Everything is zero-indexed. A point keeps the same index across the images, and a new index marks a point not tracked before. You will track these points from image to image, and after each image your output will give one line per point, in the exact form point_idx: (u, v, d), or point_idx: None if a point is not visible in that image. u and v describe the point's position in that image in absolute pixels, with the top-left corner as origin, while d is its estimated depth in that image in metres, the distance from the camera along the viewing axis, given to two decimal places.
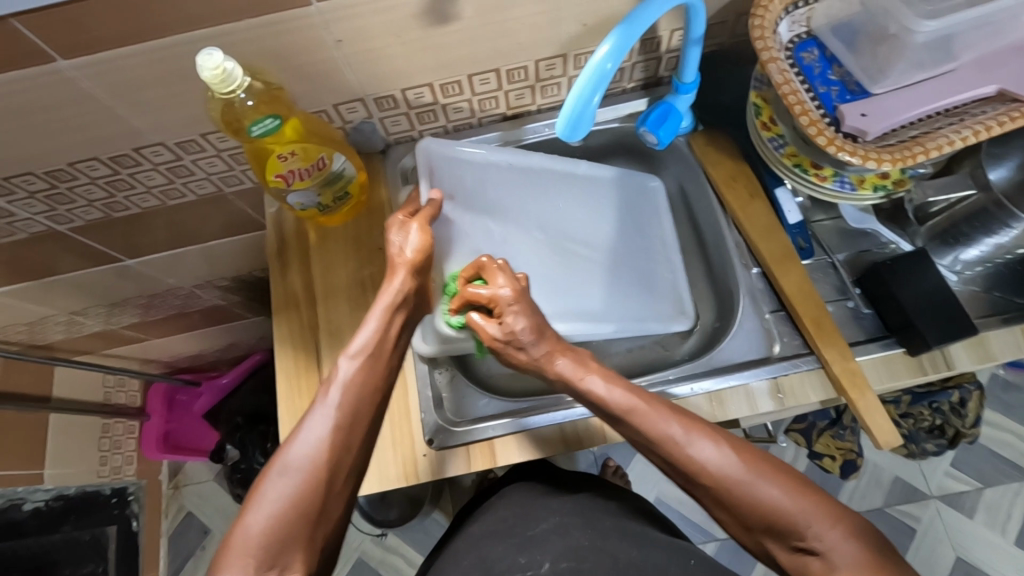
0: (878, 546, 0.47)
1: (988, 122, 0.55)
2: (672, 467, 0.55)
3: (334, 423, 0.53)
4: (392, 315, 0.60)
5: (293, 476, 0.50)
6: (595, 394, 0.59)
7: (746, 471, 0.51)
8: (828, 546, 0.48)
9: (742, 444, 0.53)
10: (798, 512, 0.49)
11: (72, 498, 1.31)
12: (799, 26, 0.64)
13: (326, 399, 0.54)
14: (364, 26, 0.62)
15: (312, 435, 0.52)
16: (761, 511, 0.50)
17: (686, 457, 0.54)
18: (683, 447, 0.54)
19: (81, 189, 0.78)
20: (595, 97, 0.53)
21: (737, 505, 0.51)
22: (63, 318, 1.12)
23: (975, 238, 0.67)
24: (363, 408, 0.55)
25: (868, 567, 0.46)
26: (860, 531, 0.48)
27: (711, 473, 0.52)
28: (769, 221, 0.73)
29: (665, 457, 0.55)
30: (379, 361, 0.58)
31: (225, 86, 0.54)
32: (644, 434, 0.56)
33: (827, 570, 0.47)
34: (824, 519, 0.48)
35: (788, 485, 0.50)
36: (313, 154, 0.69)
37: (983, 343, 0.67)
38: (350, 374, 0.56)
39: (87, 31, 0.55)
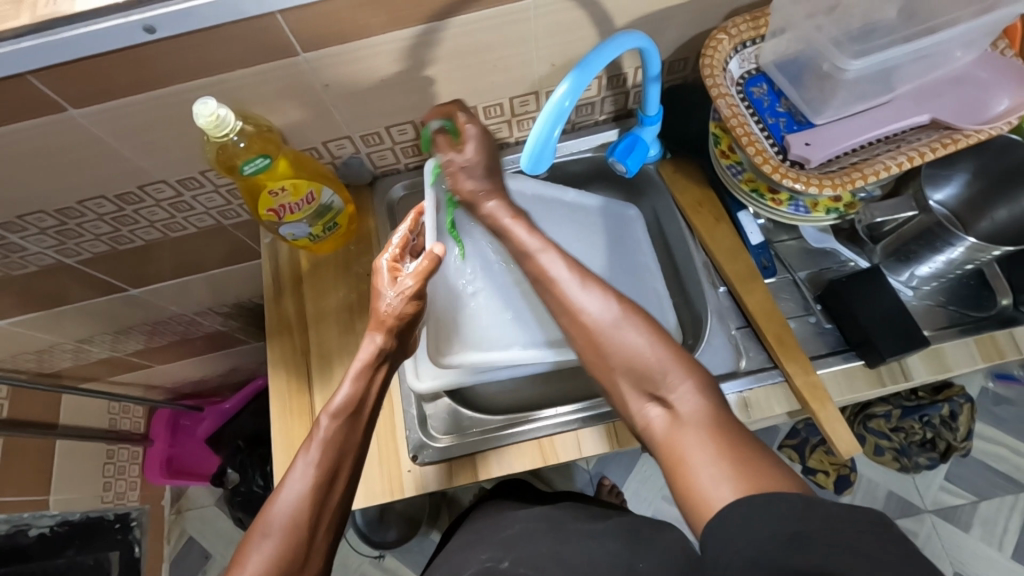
0: (723, 404, 0.47)
1: (922, 148, 0.60)
2: (557, 306, 0.56)
3: (312, 481, 0.57)
4: (370, 372, 0.65)
5: (274, 536, 0.54)
6: (527, 247, 0.60)
7: (617, 318, 0.52)
8: (677, 397, 0.48)
9: (625, 298, 0.54)
10: (658, 364, 0.49)
11: (76, 524, 1.37)
12: (748, 63, 0.69)
13: (307, 458, 0.58)
14: (348, 72, 0.67)
15: (292, 494, 0.56)
16: (627, 358, 0.51)
17: (568, 299, 0.55)
18: (569, 291, 0.55)
19: (89, 225, 0.84)
20: (555, 131, 0.57)
21: (606, 353, 0.52)
22: (70, 346, 1.17)
23: (925, 256, 0.71)
24: (342, 464, 0.59)
25: (711, 421, 0.46)
26: (708, 388, 0.48)
27: (586, 318, 0.53)
28: (733, 242, 0.77)
29: (553, 295, 0.57)
30: (359, 418, 0.62)
31: (219, 131, 0.59)
32: (540, 272, 0.58)
33: (668, 424, 0.47)
34: (678, 370, 0.49)
35: (657, 336, 0.51)
36: (302, 189, 0.74)
37: (938, 354, 0.71)
38: (329, 432, 0.59)
39: (96, 84, 0.61)
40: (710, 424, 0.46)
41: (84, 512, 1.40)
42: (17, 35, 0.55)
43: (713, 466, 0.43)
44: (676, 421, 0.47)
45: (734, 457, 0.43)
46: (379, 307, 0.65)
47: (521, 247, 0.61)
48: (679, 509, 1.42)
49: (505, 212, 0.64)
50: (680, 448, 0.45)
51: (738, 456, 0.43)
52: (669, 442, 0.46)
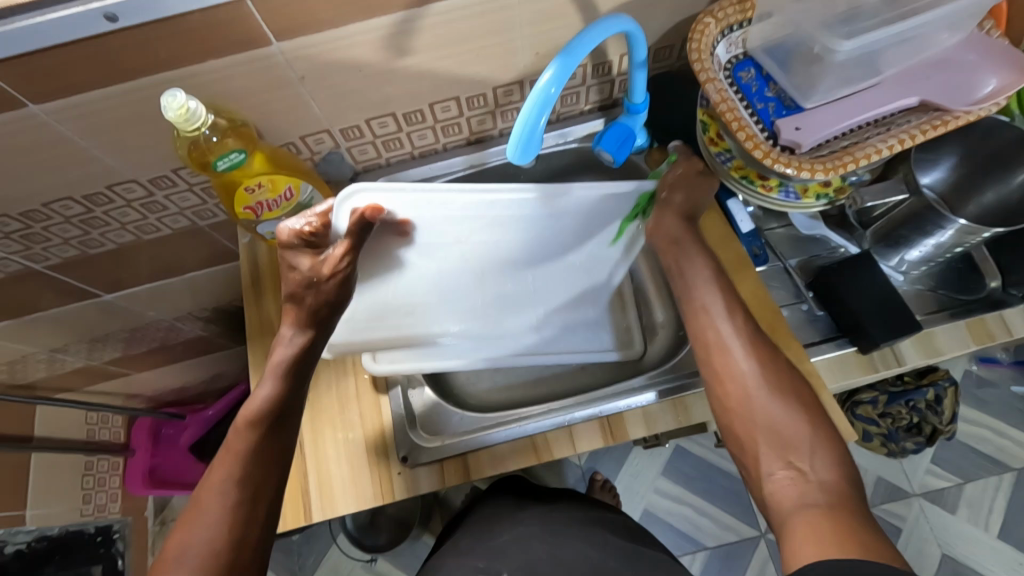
0: (857, 483, 0.49)
1: (912, 131, 0.60)
2: (702, 347, 0.58)
3: (232, 500, 0.51)
4: (290, 374, 0.59)
5: (191, 567, 0.48)
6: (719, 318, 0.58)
7: (769, 388, 0.54)
8: (807, 464, 0.50)
9: (777, 361, 0.55)
10: (795, 431, 0.51)
11: (55, 539, 1.32)
12: (736, 48, 0.67)
13: (223, 476, 0.52)
14: (325, 63, 0.65)
15: (209, 517, 0.50)
16: (768, 417, 0.52)
17: (723, 352, 0.56)
18: (726, 346, 0.56)
19: (56, 228, 0.80)
20: (541, 119, 0.55)
21: (751, 409, 0.53)
22: (42, 356, 1.12)
23: (914, 240, 0.70)
24: (264, 477, 0.53)
25: (839, 494, 0.47)
26: (845, 464, 0.49)
27: (741, 383, 0.55)
28: (723, 231, 0.76)
29: (706, 348, 0.57)
30: (279, 426, 0.56)
31: (190, 124, 0.56)
32: (711, 334, 0.58)
33: (797, 488, 0.49)
34: (817, 445, 0.50)
35: (803, 402, 0.53)
36: (280, 185, 0.71)
37: (930, 339, 0.70)
38: (246, 445, 0.54)
39: (58, 77, 0.58)
40: (836, 498, 0.47)
41: (63, 526, 1.35)
42: None
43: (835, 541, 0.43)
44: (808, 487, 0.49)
45: (852, 528, 0.44)
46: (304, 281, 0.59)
47: (688, 299, 0.60)
48: (672, 501, 1.42)
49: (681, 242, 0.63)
50: (800, 519, 0.46)
51: (855, 533, 0.44)
52: (793, 517, 0.47)
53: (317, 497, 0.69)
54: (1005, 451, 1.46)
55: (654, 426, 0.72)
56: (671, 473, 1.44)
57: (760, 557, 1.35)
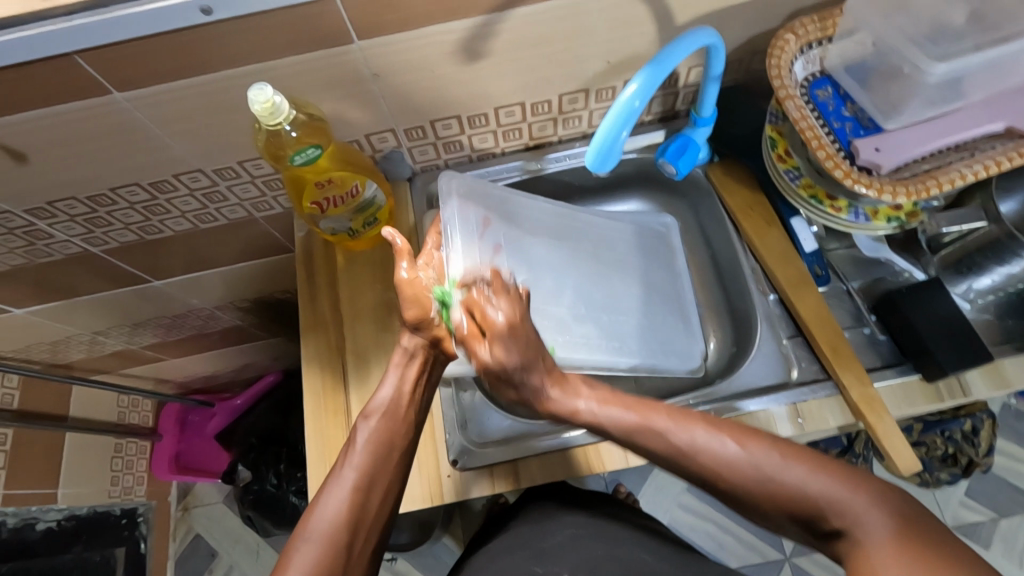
0: (911, 518, 0.43)
1: (998, 157, 0.58)
2: (689, 479, 0.52)
3: (352, 483, 0.55)
4: (405, 368, 0.63)
5: (315, 540, 0.51)
6: (586, 412, 0.56)
7: (750, 458, 0.48)
8: (853, 522, 0.43)
9: (747, 432, 0.49)
10: (820, 495, 0.45)
11: (85, 519, 1.34)
12: (813, 65, 0.67)
13: (347, 459, 0.57)
14: (400, 63, 0.65)
15: (334, 497, 0.54)
16: (779, 501, 0.46)
17: (691, 464, 0.50)
18: (682, 448, 0.51)
19: (119, 213, 0.81)
20: (624, 131, 0.55)
21: (739, 491, 0.48)
22: (86, 338, 1.14)
23: (987, 267, 0.69)
24: (380, 470, 0.57)
25: (894, 538, 0.42)
26: (890, 505, 0.43)
27: (725, 475, 0.49)
28: (786, 250, 0.75)
29: (673, 468, 0.52)
30: (396, 421, 0.60)
31: (273, 119, 0.56)
32: (650, 444, 0.52)
33: (859, 554, 0.43)
34: (850, 497, 0.44)
35: (805, 462, 0.46)
36: (347, 182, 0.72)
37: (998, 370, 0.68)
38: (367, 436, 0.58)
39: (145, 65, 0.58)
40: (898, 541, 0.42)
41: (92, 506, 1.37)
42: (69, 11, 0.52)
43: None
44: (868, 549, 0.42)
45: (939, 570, 0.39)
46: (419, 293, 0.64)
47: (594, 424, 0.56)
48: (697, 518, 1.40)
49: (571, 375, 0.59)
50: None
51: (951, 574, 0.39)
52: (858, 574, 0.42)
53: None
54: None
55: None
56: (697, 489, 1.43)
57: None
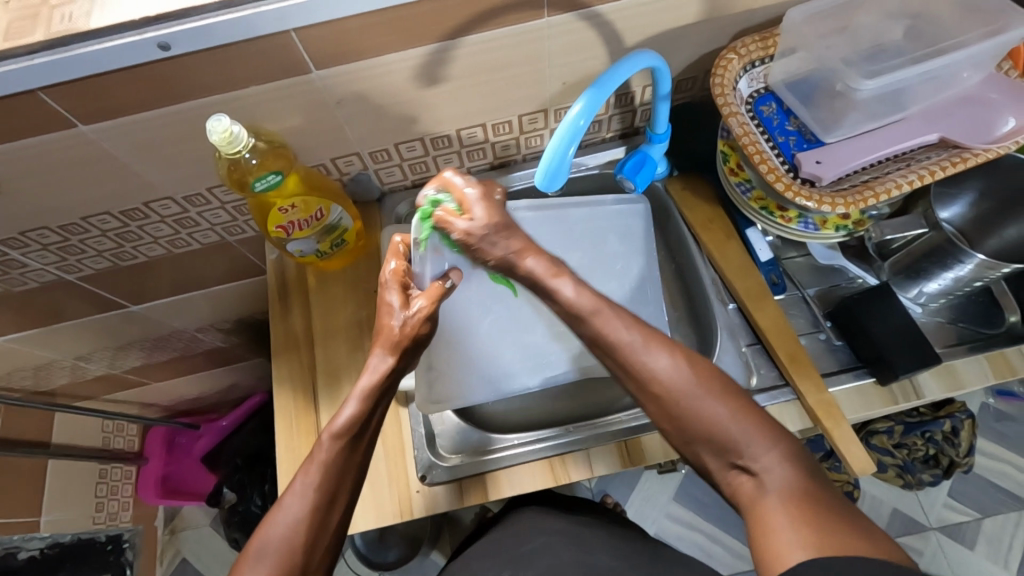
0: (809, 480, 0.49)
1: (932, 166, 0.61)
2: (625, 375, 0.56)
3: (312, 503, 0.54)
4: (376, 398, 0.60)
5: (269, 559, 0.51)
6: (567, 293, 0.57)
7: (695, 384, 0.53)
8: (763, 467, 0.50)
9: (699, 360, 0.54)
10: (737, 432, 0.51)
11: (68, 546, 1.34)
12: (757, 82, 0.70)
13: (305, 479, 0.55)
14: (360, 90, 0.67)
15: (289, 518, 0.53)
16: (709, 428, 0.52)
17: (637, 365, 0.54)
18: (639, 354, 0.54)
19: (92, 241, 0.83)
20: (570, 150, 0.57)
21: (683, 419, 0.53)
22: (67, 364, 1.15)
23: (934, 273, 0.71)
24: (340, 490, 0.56)
25: (796, 493, 0.48)
26: (796, 459, 0.50)
27: (661, 381, 0.53)
28: (744, 260, 0.77)
29: (617, 361, 0.56)
30: (360, 446, 0.58)
31: (232, 147, 0.58)
32: (602, 332, 0.55)
33: (756, 493, 0.49)
34: (759, 442, 0.50)
35: (735, 405, 0.52)
36: (312, 206, 0.73)
37: (950, 372, 0.70)
38: (331, 456, 0.56)
39: (109, 99, 0.60)
40: (792, 495, 0.47)
41: (75, 533, 1.37)
42: (31, 51, 0.54)
43: (794, 534, 0.45)
44: (761, 489, 0.49)
45: (814, 522, 0.45)
46: (387, 326, 0.62)
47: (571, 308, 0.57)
48: (683, 526, 1.41)
49: (547, 267, 0.59)
50: (765, 513, 0.48)
51: (817, 527, 0.44)
52: (753, 510, 0.49)
53: None
54: None
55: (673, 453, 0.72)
56: (683, 498, 1.43)
57: None
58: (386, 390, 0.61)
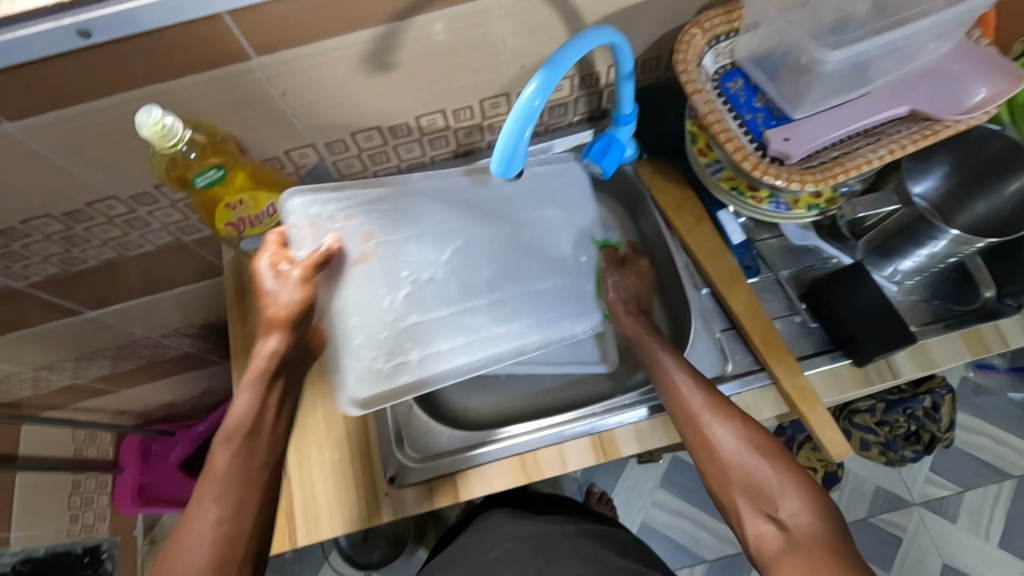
0: (835, 530, 0.51)
1: (903, 140, 0.60)
2: (692, 442, 0.60)
3: (214, 518, 0.51)
4: (267, 383, 0.56)
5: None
6: (672, 374, 0.64)
7: (744, 445, 0.57)
8: (791, 517, 0.52)
9: (754, 424, 0.59)
10: (776, 485, 0.54)
11: (41, 561, 1.30)
12: (723, 58, 0.68)
13: (208, 493, 0.52)
14: (307, 77, 0.64)
15: (201, 534, 0.51)
16: (754, 484, 0.55)
17: (703, 433, 0.59)
18: (701, 415, 0.60)
19: (36, 246, 0.79)
20: (526, 132, 0.54)
21: (728, 472, 0.57)
22: (27, 375, 1.11)
23: (907, 250, 0.69)
24: (247, 497, 0.53)
25: (823, 539, 0.50)
26: (823, 510, 0.52)
27: (714, 447, 0.58)
28: (715, 243, 0.75)
29: (682, 426, 0.61)
30: (260, 440, 0.55)
31: (167, 141, 0.55)
32: (688, 408, 0.61)
33: (782, 546, 0.51)
34: (785, 487, 0.54)
35: (780, 460, 0.56)
36: (262, 202, 0.70)
37: (924, 352, 0.69)
38: (226, 465, 0.53)
39: (33, 93, 0.56)
40: (818, 545, 0.49)
41: (49, 547, 1.33)
42: None
43: None
44: (790, 541, 0.51)
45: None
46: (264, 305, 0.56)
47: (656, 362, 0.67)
48: (670, 514, 1.40)
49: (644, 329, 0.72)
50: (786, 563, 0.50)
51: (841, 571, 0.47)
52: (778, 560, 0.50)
53: (302, 521, 0.68)
54: (1004, 459, 1.45)
55: (646, 446, 0.70)
56: (668, 485, 1.42)
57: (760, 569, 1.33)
58: (276, 375, 0.57)
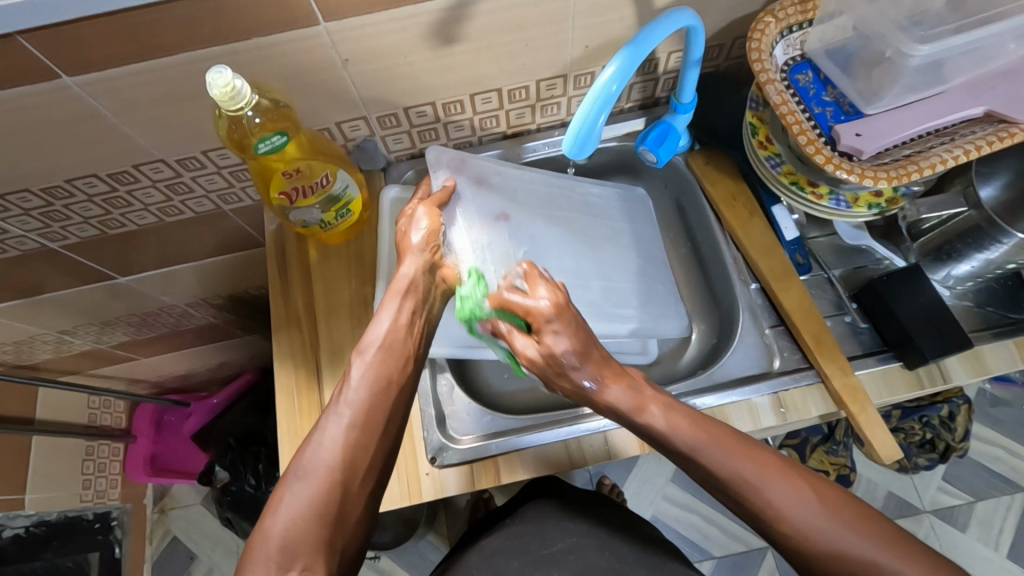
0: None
1: (977, 142, 0.58)
2: (745, 510, 0.50)
3: (346, 421, 0.51)
4: (404, 298, 0.59)
5: (309, 478, 0.48)
6: (655, 429, 0.52)
7: (831, 518, 0.47)
8: None
9: (817, 479, 0.49)
10: (868, 559, 0.45)
11: (54, 524, 1.30)
12: (793, 50, 0.67)
13: (338, 398, 0.53)
14: (370, 46, 0.62)
15: (326, 437, 0.50)
16: (842, 560, 0.46)
17: (753, 495, 0.49)
18: (751, 484, 0.49)
19: (77, 206, 0.78)
20: (601, 117, 0.54)
21: (818, 560, 0.47)
22: (51, 337, 1.10)
23: (967, 254, 0.69)
24: (381, 406, 0.53)
25: None
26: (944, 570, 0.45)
27: (787, 517, 0.48)
28: (768, 238, 0.74)
29: (729, 495, 0.50)
30: (395, 351, 0.56)
31: (234, 103, 0.54)
32: (708, 470, 0.50)
33: None
34: (911, 566, 0.45)
35: (866, 527, 0.46)
36: (317, 172, 0.69)
37: (977, 357, 0.69)
38: (365, 369, 0.54)
39: (97, 47, 0.55)
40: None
41: (62, 511, 1.33)
42: None
43: None
44: None
45: None
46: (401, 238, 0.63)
47: (685, 448, 0.52)
48: (681, 509, 1.40)
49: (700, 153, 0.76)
50: None
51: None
52: None
53: None
54: (1018, 472, 1.45)
55: None
56: (680, 480, 1.42)
57: (768, 565, 1.33)
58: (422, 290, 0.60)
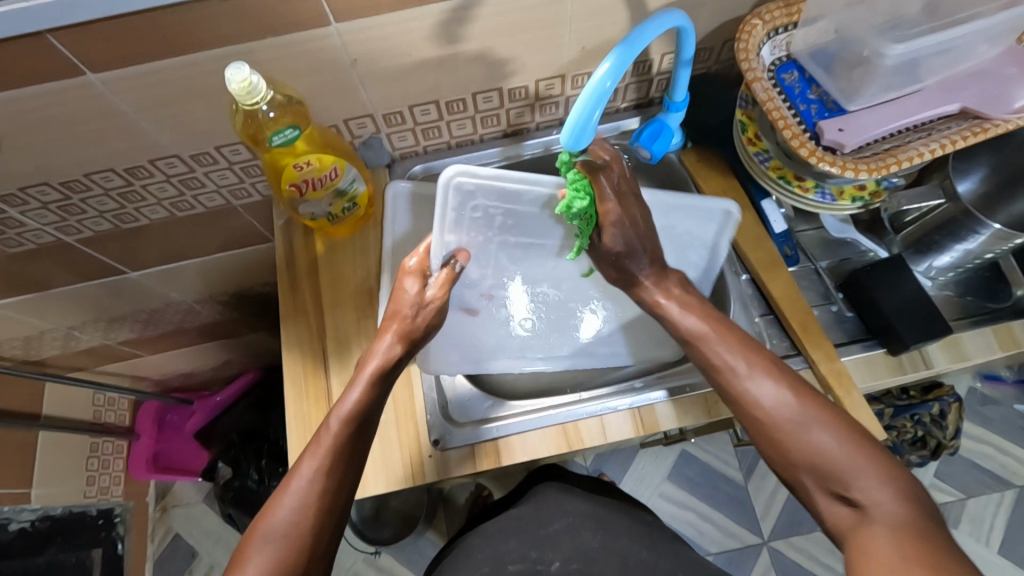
0: (921, 514, 0.51)
1: (953, 137, 0.61)
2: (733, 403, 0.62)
3: (318, 490, 0.58)
4: (376, 383, 0.64)
5: (275, 542, 0.55)
6: (693, 330, 0.65)
7: (801, 412, 0.58)
8: (867, 497, 0.53)
9: (807, 391, 0.59)
10: (843, 465, 0.54)
11: (58, 519, 1.33)
12: (780, 50, 0.70)
13: (312, 463, 0.59)
14: (379, 47, 0.66)
15: (297, 504, 0.57)
16: (810, 454, 0.56)
17: (743, 389, 0.61)
18: (743, 380, 0.61)
19: (93, 200, 0.81)
20: (596, 112, 0.58)
21: (788, 450, 0.57)
22: (60, 332, 1.13)
23: (946, 245, 0.73)
24: (347, 478, 0.60)
25: (904, 524, 0.50)
26: (904, 493, 0.52)
27: (767, 409, 0.59)
28: (757, 232, 0.78)
29: (724, 386, 0.62)
30: (365, 429, 0.62)
31: (250, 98, 0.57)
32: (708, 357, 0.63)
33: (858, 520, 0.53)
34: (868, 476, 0.53)
35: (843, 437, 0.56)
36: (327, 165, 0.71)
37: (956, 344, 0.71)
38: (335, 443, 0.60)
39: (121, 45, 0.59)
40: (906, 529, 0.50)
41: (66, 506, 1.35)
42: None
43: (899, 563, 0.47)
44: (864, 518, 0.52)
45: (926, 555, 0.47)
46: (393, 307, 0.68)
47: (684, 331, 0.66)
48: (677, 505, 1.42)
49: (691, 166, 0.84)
50: (870, 539, 0.51)
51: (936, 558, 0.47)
52: (856, 535, 0.52)
53: None
54: (1008, 468, 1.47)
55: (685, 420, 0.72)
56: (677, 477, 1.44)
57: (763, 562, 1.35)
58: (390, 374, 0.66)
